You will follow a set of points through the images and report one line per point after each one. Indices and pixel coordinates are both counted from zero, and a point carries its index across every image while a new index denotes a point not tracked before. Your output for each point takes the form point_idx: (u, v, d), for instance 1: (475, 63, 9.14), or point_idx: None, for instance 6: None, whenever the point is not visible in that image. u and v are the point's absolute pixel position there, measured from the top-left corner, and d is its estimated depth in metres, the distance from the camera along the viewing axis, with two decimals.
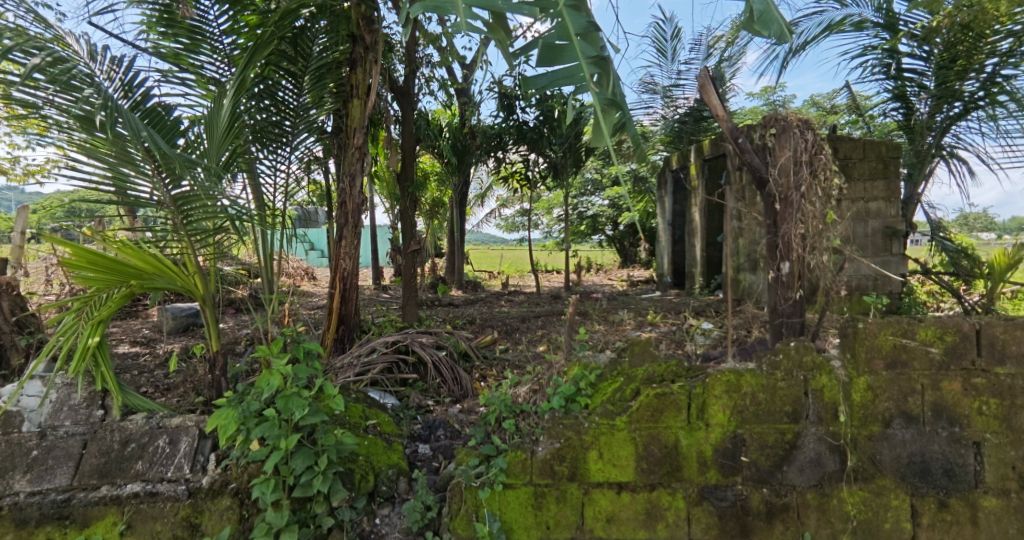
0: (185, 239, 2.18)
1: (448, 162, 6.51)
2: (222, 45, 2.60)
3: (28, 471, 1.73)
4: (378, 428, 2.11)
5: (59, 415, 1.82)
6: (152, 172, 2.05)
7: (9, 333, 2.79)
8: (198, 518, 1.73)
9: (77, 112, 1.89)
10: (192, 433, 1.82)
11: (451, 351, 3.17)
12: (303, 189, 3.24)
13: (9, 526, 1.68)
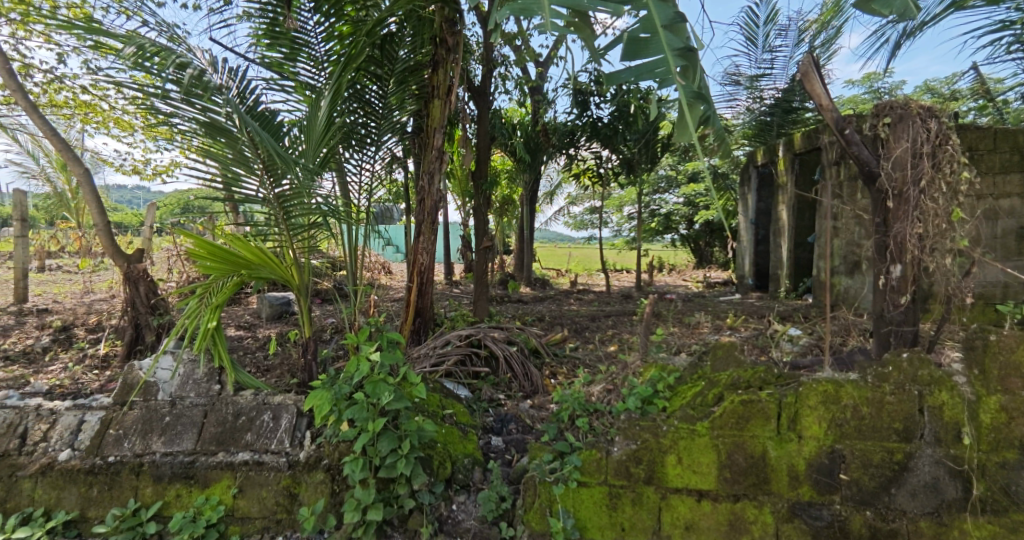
0: (285, 233, 2.39)
1: (520, 160, 6.57)
2: (318, 53, 2.80)
3: (162, 434, 1.96)
4: (455, 418, 2.19)
5: (185, 387, 2.07)
6: (260, 171, 2.27)
7: (143, 314, 3.22)
8: (297, 488, 1.89)
9: (200, 118, 2.13)
10: (291, 410, 2.02)
11: (522, 347, 3.21)
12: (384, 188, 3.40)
13: (148, 481, 1.89)
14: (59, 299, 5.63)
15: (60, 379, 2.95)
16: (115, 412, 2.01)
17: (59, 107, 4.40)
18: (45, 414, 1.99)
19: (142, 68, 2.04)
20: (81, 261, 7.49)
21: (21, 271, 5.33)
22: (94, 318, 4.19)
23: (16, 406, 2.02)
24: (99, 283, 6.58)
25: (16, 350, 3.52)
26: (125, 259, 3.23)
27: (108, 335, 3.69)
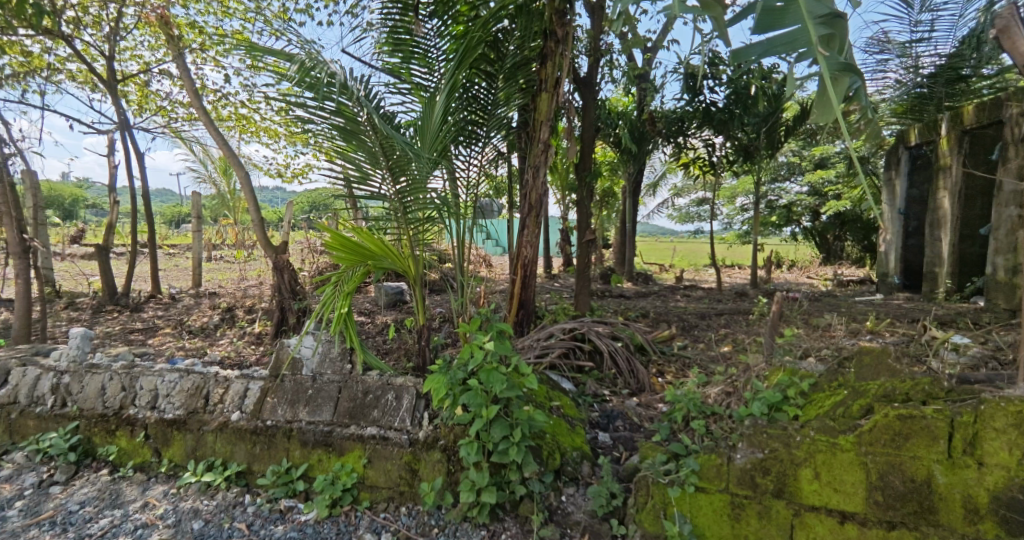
0: (404, 225, 2.55)
1: (625, 151, 6.36)
2: (434, 55, 2.93)
3: (307, 404, 2.22)
4: (562, 410, 2.22)
5: (323, 365, 2.31)
6: (383, 170, 2.45)
7: (287, 299, 3.67)
8: (418, 465, 2.03)
9: (335, 123, 2.34)
10: (412, 391, 2.17)
11: (627, 343, 3.13)
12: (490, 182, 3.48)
13: (296, 444, 2.15)
14: (222, 285, 6.62)
15: (228, 352, 3.47)
16: (271, 382, 2.30)
17: (223, 122, 5.15)
18: (221, 380, 2.34)
19: (292, 81, 2.30)
20: (236, 253, 8.70)
21: (196, 260, 6.35)
22: (249, 302, 4.86)
23: (201, 371, 2.39)
24: (251, 272, 7.62)
25: (196, 326, 4.21)
26: (273, 251, 3.70)
27: (260, 316, 4.26)
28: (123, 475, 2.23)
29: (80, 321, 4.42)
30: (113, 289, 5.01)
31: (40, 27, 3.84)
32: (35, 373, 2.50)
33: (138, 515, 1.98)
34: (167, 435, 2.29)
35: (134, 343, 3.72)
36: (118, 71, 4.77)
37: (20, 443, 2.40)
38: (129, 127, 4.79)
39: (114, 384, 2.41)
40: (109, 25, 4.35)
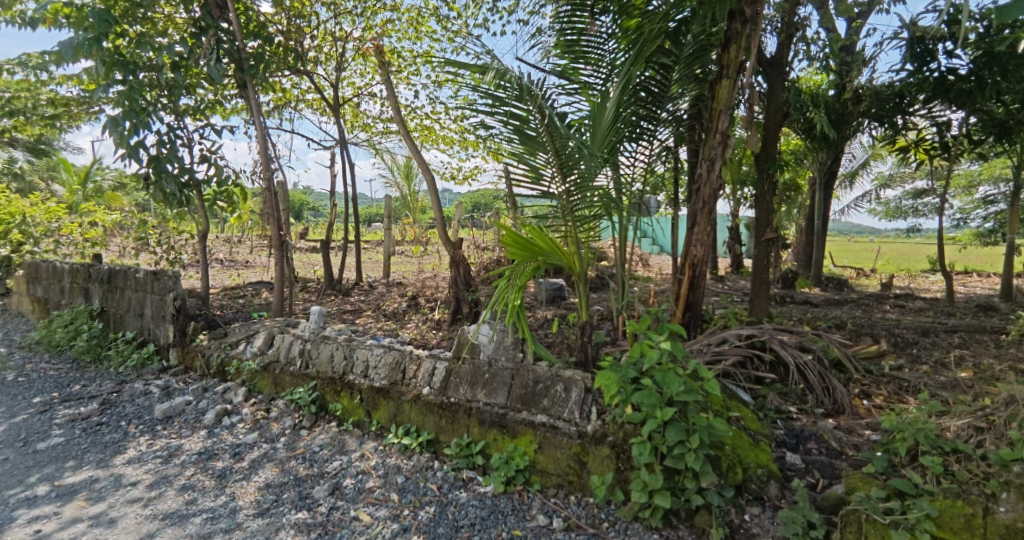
0: (570, 224, 2.58)
1: (820, 136, 5.50)
2: (605, 52, 2.91)
3: (485, 387, 2.40)
4: (742, 422, 2.04)
5: (499, 352, 2.46)
6: (555, 168, 2.52)
7: (462, 290, 4.03)
8: (586, 457, 2.06)
9: (513, 125, 2.48)
10: (581, 385, 2.21)
11: (820, 357, 2.70)
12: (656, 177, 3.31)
13: (475, 422, 2.35)
14: (407, 276, 7.57)
15: (415, 335, 3.95)
16: (455, 363, 2.56)
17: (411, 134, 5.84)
18: (415, 358, 2.69)
19: (479, 88, 2.50)
20: (416, 249, 9.83)
21: (386, 254, 7.34)
22: (430, 292, 5.47)
23: (401, 349, 2.77)
24: (429, 265, 8.56)
25: (391, 310, 4.88)
26: (452, 247, 4.09)
27: (439, 305, 4.75)
28: (345, 429, 2.71)
29: (311, 302, 5.49)
30: (332, 277, 6.09)
31: (294, 67, 4.85)
32: (288, 339, 3.19)
33: (358, 463, 2.40)
34: (375, 401, 2.70)
35: (347, 321, 4.48)
36: (340, 97, 5.76)
37: (279, 393, 3.08)
38: (346, 142, 5.75)
39: (339, 354, 2.93)
40: (335, 59, 5.28)
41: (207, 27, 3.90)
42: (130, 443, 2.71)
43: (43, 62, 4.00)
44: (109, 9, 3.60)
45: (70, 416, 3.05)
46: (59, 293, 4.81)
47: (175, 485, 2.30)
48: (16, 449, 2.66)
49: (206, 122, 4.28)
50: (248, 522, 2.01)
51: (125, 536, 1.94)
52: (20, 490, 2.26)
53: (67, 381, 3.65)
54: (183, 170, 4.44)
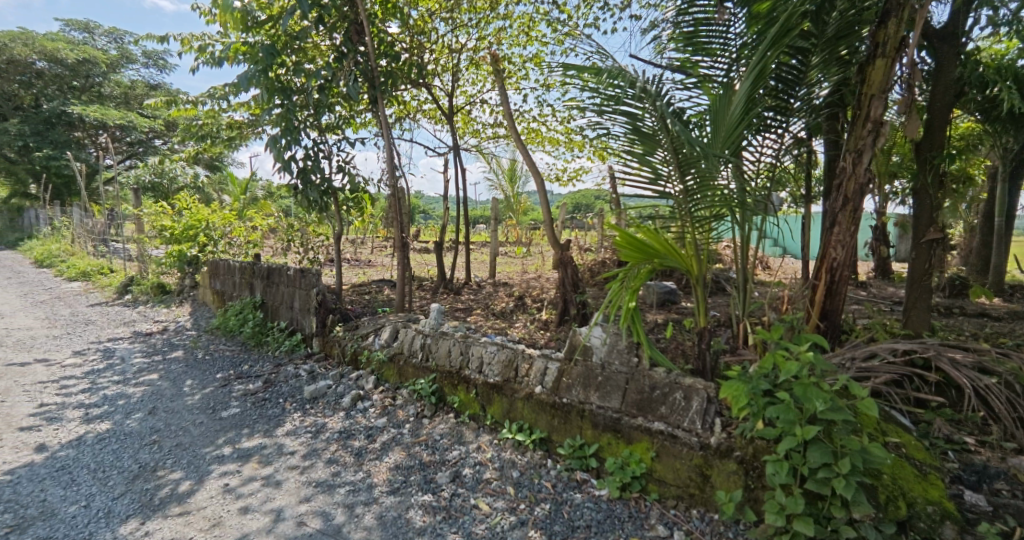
0: (689, 225, 2.45)
1: (1005, 116, 4.59)
2: (732, 41, 2.71)
3: (598, 390, 2.38)
4: (903, 450, 1.79)
5: (612, 355, 2.42)
6: (674, 167, 2.40)
7: (570, 291, 4.02)
8: (709, 471, 1.95)
9: (630, 124, 2.41)
10: (702, 394, 2.09)
11: (1011, 381, 2.21)
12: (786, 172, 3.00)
13: (588, 424, 2.35)
14: (513, 276, 7.77)
15: (524, 334, 4.04)
16: (567, 364, 2.56)
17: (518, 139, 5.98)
18: (528, 357, 2.75)
19: (594, 87, 2.47)
20: (519, 249, 10.05)
21: (493, 254, 7.59)
22: (536, 292, 5.56)
23: (513, 347, 2.85)
24: (533, 266, 8.70)
25: (499, 309, 5.05)
26: (560, 247, 4.10)
27: (547, 306, 4.81)
28: (463, 420, 2.86)
29: (426, 299, 5.88)
30: (444, 276, 6.45)
31: (414, 81, 5.23)
32: (411, 334, 3.44)
33: (476, 454, 2.52)
34: (490, 396, 2.82)
35: (459, 319, 4.72)
36: (455, 107, 6.09)
37: (403, 383, 3.34)
38: (459, 148, 6.06)
39: (456, 349, 3.10)
40: (451, 70, 5.59)
41: (347, 53, 4.37)
42: (287, 418, 3.13)
43: (223, 93, 4.78)
44: (273, 44, 4.21)
45: (242, 391, 3.61)
46: (231, 287, 5.70)
47: (323, 457, 2.62)
48: (205, 415, 3.21)
49: (343, 137, 4.79)
50: (382, 498, 2.22)
51: (288, 498, 2.25)
52: (211, 449, 2.73)
53: (237, 362, 4.32)
54: (324, 180, 5.01)
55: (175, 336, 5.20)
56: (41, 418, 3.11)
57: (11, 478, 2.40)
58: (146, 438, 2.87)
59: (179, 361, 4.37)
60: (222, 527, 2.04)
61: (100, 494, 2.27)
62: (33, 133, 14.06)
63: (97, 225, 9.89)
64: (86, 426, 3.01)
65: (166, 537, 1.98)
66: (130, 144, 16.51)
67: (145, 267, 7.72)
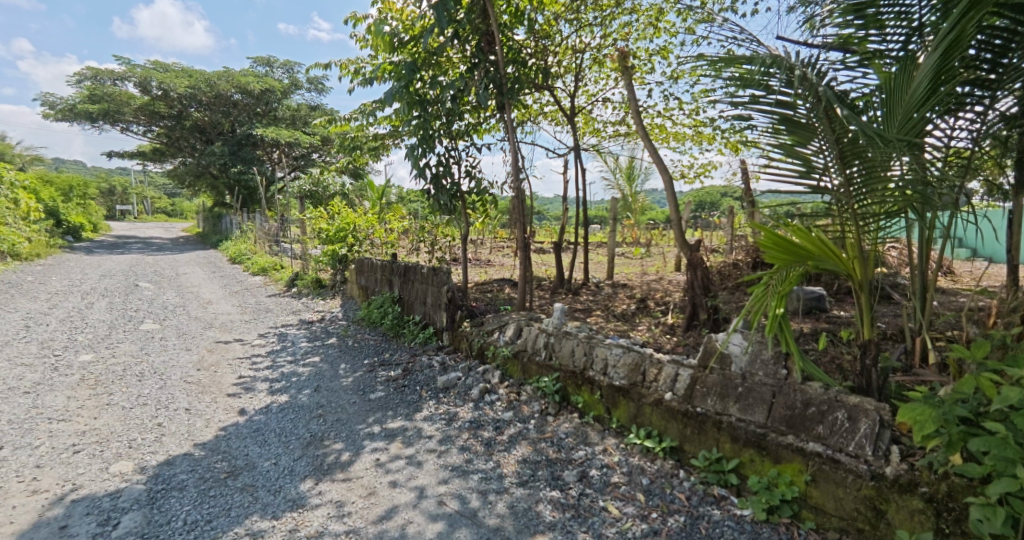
0: (854, 223, 2.12)
1: None
2: (914, 10, 2.31)
3: (738, 401, 2.20)
4: None
5: (755, 365, 2.23)
6: (835, 156, 2.07)
7: (700, 295, 3.77)
8: (884, 505, 1.74)
9: (779, 110, 2.13)
10: (872, 417, 1.85)
11: None
12: (986, 160, 2.47)
13: (727, 438, 2.19)
14: (633, 277, 7.55)
15: (647, 337, 3.89)
16: (701, 372, 2.40)
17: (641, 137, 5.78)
18: (656, 362, 2.63)
19: (739, 68, 2.21)
20: (638, 250, 9.72)
21: (612, 255, 7.45)
22: (659, 295, 5.33)
23: (640, 351, 2.75)
24: (653, 267, 8.36)
25: (620, 311, 4.93)
26: (689, 248, 3.84)
27: (673, 310, 4.58)
28: (587, 421, 2.85)
29: (546, 299, 5.96)
30: (562, 276, 6.48)
31: (537, 84, 5.32)
32: (534, 332, 3.50)
33: (602, 456, 2.50)
34: (615, 399, 2.76)
35: (579, 320, 4.71)
36: (576, 107, 6.08)
37: (527, 379, 3.43)
38: (579, 149, 6.03)
39: (580, 349, 3.09)
40: (573, 71, 5.59)
41: (479, 62, 4.61)
42: (423, 404, 3.40)
43: (371, 109, 5.34)
44: (415, 62, 4.61)
45: (385, 377, 4.01)
46: (374, 282, 6.35)
47: (457, 444, 2.80)
48: (357, 396, 3.63)
49: (471, 143, 5.05)
50: (513, 489, 2.31)
51: (429, 477, 2.45)
52: (363, 426, 3.08)
53: (380, 350, 4.80)
54: (453, 184, 5.35)
55: (330, 325, 5.95)
56: (239, 388, 3.77)
57: (221, 434, 2.95)
58: (313, 411, 3.32)
59: (334, 347, 4.99)
60: (377, 496, 2.29)
61: (283, 455, 2.69)
62: (229, 153, 17.08)
63: (271, 227, 11.68)
64: (270, 397, 3.58)
65: (334, 499, 2.28)
66: (296, 158, 19.23)
67: (306, 263, 8.94)
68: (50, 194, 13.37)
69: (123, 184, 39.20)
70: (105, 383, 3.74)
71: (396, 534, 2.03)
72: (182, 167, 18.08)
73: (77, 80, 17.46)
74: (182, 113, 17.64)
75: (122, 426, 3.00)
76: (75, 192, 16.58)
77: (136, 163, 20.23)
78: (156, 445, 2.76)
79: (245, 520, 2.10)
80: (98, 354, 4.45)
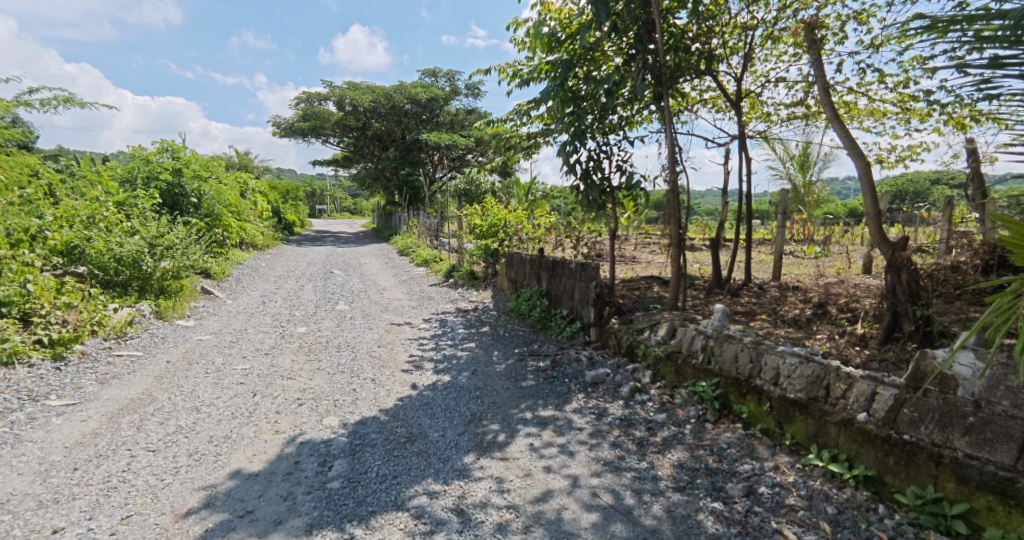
0: None
1: None
2: None
3: (967, 434, 1.85)
4: None
5: (995, 393, 1.85)
6: None
7: (905, 302, 3.16)
8: None
9: None
10: None
11: None
12: None
13: (952, 476, 1.86)
14: (805, 278, 6.66)
15: (828, 347, 3.39)
16: (909, 393, 2.05)
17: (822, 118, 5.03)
18: (844, 376, 2.30)
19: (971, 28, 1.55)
20: (811, 248, 8.51)
21: (779, 254, 6.66)
22: (842, 300, 4.61)
23: (822, 362, 2.42)
24: (832, 269, 7.25)
25: (791, 316, 4.38)
26: (891, 246, 3.24)
27: (865, 319, 3.92)
28: (753, 433, 2.61)
29: (700, 299, 5.57)
30: (720, 276, 6.00)
31: (697, 69, 4.97)
32: (691, 332, 3.30)
33: (774, 474, 2.27)
34: (790, 413, 2.48)
35: (741, 323, 4.33)
36: (742, 90, 5.53)
37: (682, 382, 3.26)
38: (744, 136, 5.48)
39: (745, 355, 2.83)
40: (742, 51, 5.10)
41: (638, 53, 4.48)
42: (573, 396, 3.46)
43: (526, 109, 5.54)
44: (572, 59, 4.66)
45: (535, 367, 4.17)
46: (523, 276, 6.61)
47: (608, 439, 2.80)
48: (510, 382, 3.84)
49: (624, 136, 4.94)
50: (670, 493, 2.23)
51: (582, 468, 2.49)
52: (517, 411, 3.25)
53: (529, 341, 5.00)
54: (603, 179, 5.30)
55: (483, 314, 6.38)
56: (411, 365, 4.27)
57: (399, 404, 3.38)
58: (473, 392, 3.61)
59: (488, 335, 5.33)
60: (533, 478, 2.41)
61: (450, 429, 2.98)
62: (400, 157, 19.26)
63: (433, 223, 12.89)
64: (436, 375, 3.99)
65: (494, 474, 2.45)
66: (454, 159, 20.89)
67: (462, 256, 9.68)
68: (275, 197, 16.62)
69: (321, 188, 46.84)
70: (315, 351, 4.54)
71: (552, 516, 2.12)
72: (366, 172, 20.93)
73: (295, 103, 21.32)
74: (367, 124, 20.39)
75: (329, 388, 3.63)
76: (290, 195, 20.30)
77: (331, 169, 23.98)
78: (352, 407, 3.28)
79: (422, 481, 2.38)
80: (308, 328, 5.42)
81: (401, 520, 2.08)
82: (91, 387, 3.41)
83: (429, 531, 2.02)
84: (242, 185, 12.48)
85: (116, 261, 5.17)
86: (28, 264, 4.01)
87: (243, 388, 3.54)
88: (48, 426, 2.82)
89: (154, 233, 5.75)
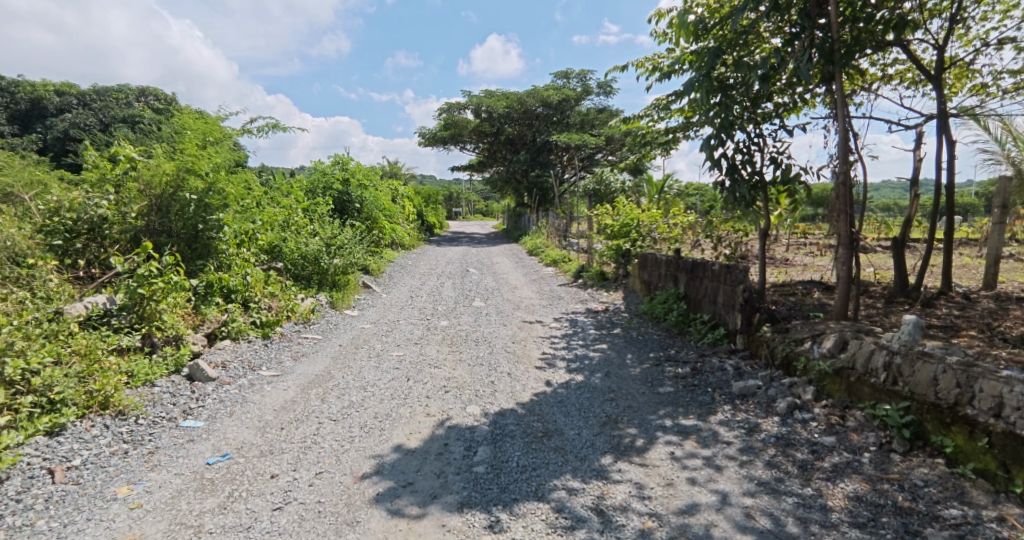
0: None
1: None
2: None
3: None
4: None
5: None
6: None
7: None
8: None
9: None
10: None
11: None
12: None
13: None
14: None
15: None
16: None
17: None
18: None
19: None
20: None
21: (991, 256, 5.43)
22: None
23: None
24: None
25: (1013, 334, 3.53)
26: None
27: None
28: (962, 474, 2.16)
29: (876, 309, 4.79)
30: (904, 282, 5.09)
31: (881, 40, 4.24)
32: (869, 347, 2.84)
33: (996, 527, 1.86)
34: (1021, 454, 2.01)
35: (937, 338, 3.61)
36: (942, 59, 4.58)
37: (856, 403, 2.83)
38: (944, 115, 4.56)
39: (949, 379, 2.35)
40: (947, 13, 4.25)
41: (804, 29, 3.95)
42: (718, 407, 3.21)
43: (666, 102, 5.28)
44: (721, 45, 4.31)
45: (674, 373, 3.95)
46: (657, 277, 6.33)
47: (762, 457, 2.54)
48: (646, 387, 3.70)
49: (783, 124, 4.44)
50: (846, 528, 1.95)
51: (732, 485, 2.30)
52: (655, 417, 3.12)
53: (665, 345, 4.76)
54: (754, 173, 4.82)
55: (615, 315, 6.25)
56: (544, 362, 4.35)
57: (535, 399, 3.47)
58: (607, 394, 3.56)
59: (620, 337, 5.20)
60: (676, 488, 2.29)
61: (585, 428, 2.97)
62: (531, 159, 19.81)
63: (562, 223, 13.01)
64: (569, 374, 4.01)
65: (634, 479, 2.39)
66: (584, 159, 20.84)
67: (592, 256, 9.57)
68: (420, 201, 18.23)
69: (459, 192, 50.13)
70: (457, 344, 4.88)
71: (701, 531, 1.99)
72: (499, 175, 21.88)
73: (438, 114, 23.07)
74: (501, 129, 21.28)
75: (469, 378, 3.87)
76: (431, 199, 22.06)
77: (467, 174, 25.50)
78: (491, 398, 3.45)
79: (561, 476, 2.41)
80: (449, 321, 5.85)
81: (542, 511, 2.13)
82: (288, 362, 4.09)
83: (571, 527, 2.03)
84: (393, 192, 13.90)
85: (303, 258, 6.17)
86: (246, 259, 4.97)
87: (398, 373, 3.94)
88: (261, 392, 3.45)
89: (329, 235, 6.78)
